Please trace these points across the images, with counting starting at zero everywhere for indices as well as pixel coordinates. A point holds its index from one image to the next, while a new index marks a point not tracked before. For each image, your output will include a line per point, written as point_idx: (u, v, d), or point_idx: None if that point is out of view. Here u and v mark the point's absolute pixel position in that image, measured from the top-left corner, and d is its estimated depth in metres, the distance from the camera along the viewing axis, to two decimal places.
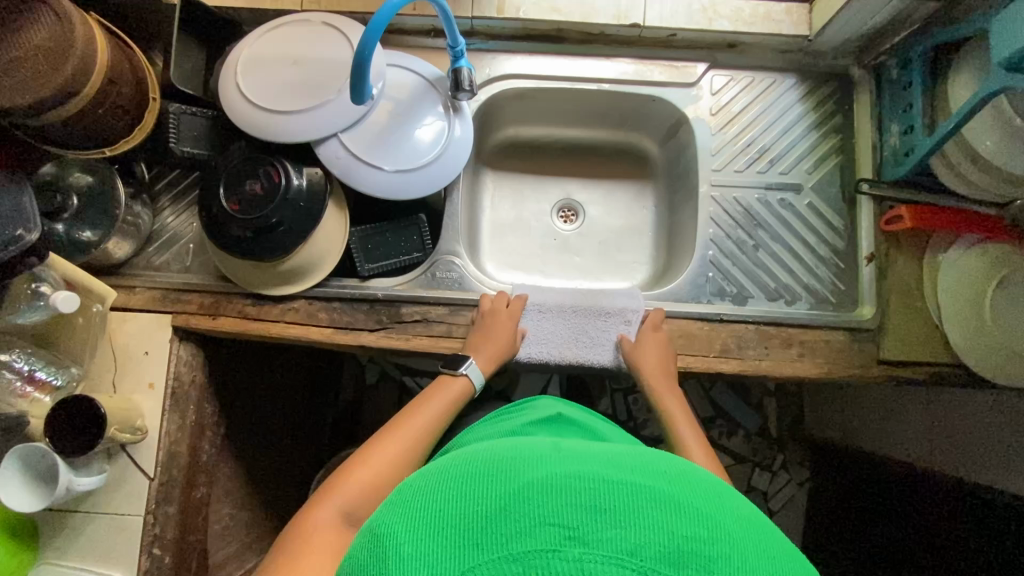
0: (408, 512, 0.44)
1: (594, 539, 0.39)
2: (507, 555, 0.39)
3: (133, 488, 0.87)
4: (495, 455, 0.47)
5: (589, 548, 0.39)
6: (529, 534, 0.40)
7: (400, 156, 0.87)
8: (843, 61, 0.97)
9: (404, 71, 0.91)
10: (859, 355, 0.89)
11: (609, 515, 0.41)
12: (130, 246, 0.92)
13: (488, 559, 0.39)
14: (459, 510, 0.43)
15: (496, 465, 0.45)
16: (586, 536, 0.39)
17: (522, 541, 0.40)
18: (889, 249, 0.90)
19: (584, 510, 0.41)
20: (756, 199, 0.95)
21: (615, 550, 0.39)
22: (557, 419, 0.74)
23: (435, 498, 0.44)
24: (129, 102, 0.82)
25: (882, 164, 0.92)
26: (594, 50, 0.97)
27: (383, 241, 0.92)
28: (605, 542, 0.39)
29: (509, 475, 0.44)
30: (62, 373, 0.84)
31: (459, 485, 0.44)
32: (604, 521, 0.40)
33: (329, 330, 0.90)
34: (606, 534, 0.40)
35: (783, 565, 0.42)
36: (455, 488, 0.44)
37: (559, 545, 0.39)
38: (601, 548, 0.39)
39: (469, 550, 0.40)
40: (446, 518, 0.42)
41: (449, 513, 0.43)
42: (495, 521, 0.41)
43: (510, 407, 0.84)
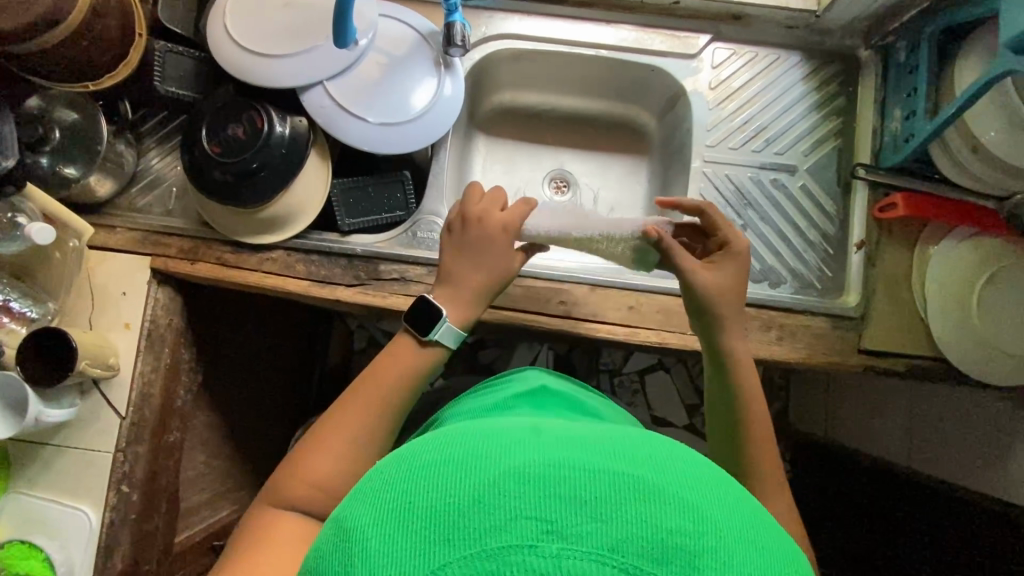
0: (372, 504, 0.39)
1: (575, 534, 0.35)
2: (479, 553, 0.34)
3: (104, 425, 0.88)
4: (467, 437, 0.42)
5: (569, 544, 0.34)
6: (503, 530, 0.35)
7: (387, 110, 0.86)
8: (851, 41, 0.93)
9: (396, 23, 0.89)
10: (840, 343, 0.87)
11: (591, 507, 0.36)
12: (112, 185, 0.91)
13: (458, 557, 0.35)
14: (426, 502, 0.37)
15: (467, 450, 0.40)
16: (565, 530, 0.35)
17: (497, 537, 0.35)
18: (880, 238, 0.88)
19: (564, 502, 0.36)
20: (749, 178, 0.92)
21: (598, 546, 0.34)
22: (544, 395, 0.70)
23: (402, 486, 0.39)
24: (116, 36, 0.81)
25: (881, 150, 0.89)
26: (594, 14, 0.94)
27: (366, 197, 0.91)
28: (585, 537, 0.35)
29: (484, 463, 0.39)
30: (38, 307, 0.85)
31: (425, 473, 0.39)
32: (586, 513, 0.35)
33: (306, 282, 0.89)
34: (588, 529, 0.35)
35: (781, 559, 0.38)
36: (424, 476, 0.39)
37: (535, 540, 0.34)
38: (583, 543, 0.34)
39: (436, 548, 0.35)
40: (413, 509, 0.37)
41: (413, 504, 0.37)
42: (465, 514, 0.36)
43: (497, 380, 0.81)
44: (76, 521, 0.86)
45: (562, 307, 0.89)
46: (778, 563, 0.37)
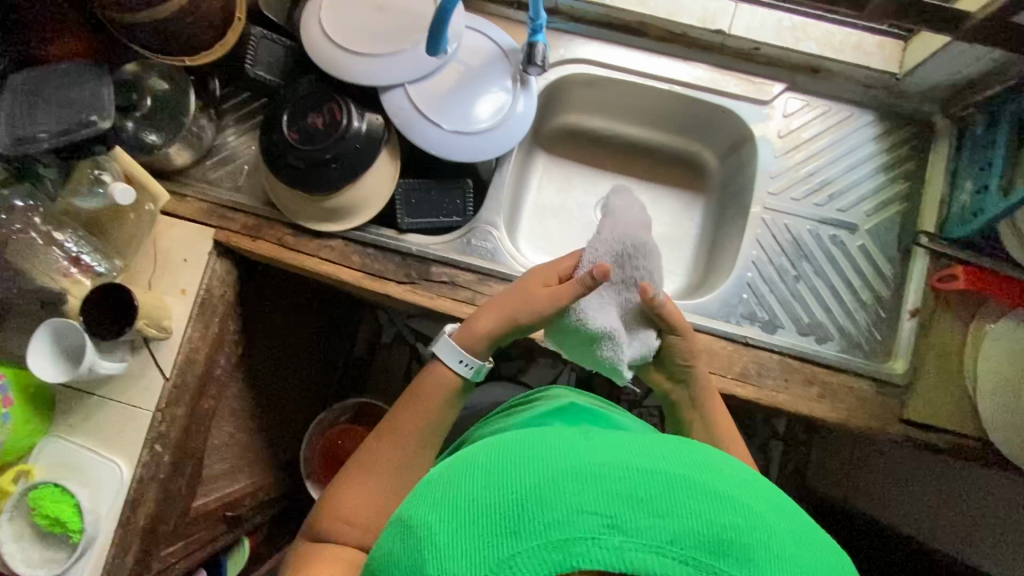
0: (440, 502, 0.43)
1: (632, 526, 0.39)
2: (547, 545, 0.39)
3: (148, 383, 0.91)
4: (521, 439, 0.46)
5: (629, 536, 0.38)
6: (566, 523, 0.39)
7: (460, 119, 0.88)
8: (928, 107, 0.92)
9: (481, 37, 0.91)
10: (882, 409, 0.86)
11: (646, 503, 0.40)
12: (189, 156, 0.95)
13: (528, 547, 0.39)
14: (491, 499, 0.41)
15: (522, 450, 0.44)
16: (624, 524, 0.39)
17: (561, 530, 0.39)
18: (935, 308, 0.87)
19: (618, 497, 0.40)
20: (807, 231, 0.92)
21: (654, 539, 0.38)
22: (573, 410, 0.71)
23: (467, 484, 0.43)
24: (216, 18, 0.84)
25: (947, 220, 0.88)
26: (673, 50, 0.95)
27: (427, 199, 0.93)
28: (643, 530, 0.39)
29: (541, 460, 0.43)
30: (106, 263, 0.89)
31: (487, 471, 0.44)
32: (641, 508, 0.40)
33: (359, 274, 0.91)
34: (644, 523, 0.39)
35: (818, 552, 0.42)
36: (486, 473, 0.43)
37: (597, 532, 0.38)
38: (641, 535, 0.38)
39: (506, 538, 0.39)
40: (480, 504, 0.42)
41: (478, 501, 0.42)
42: (528, 509, 0.40)
43: (519, 398, 0.83)
44: (108, 472, 0.89)
45: None
46: (813, 556, 0.42)
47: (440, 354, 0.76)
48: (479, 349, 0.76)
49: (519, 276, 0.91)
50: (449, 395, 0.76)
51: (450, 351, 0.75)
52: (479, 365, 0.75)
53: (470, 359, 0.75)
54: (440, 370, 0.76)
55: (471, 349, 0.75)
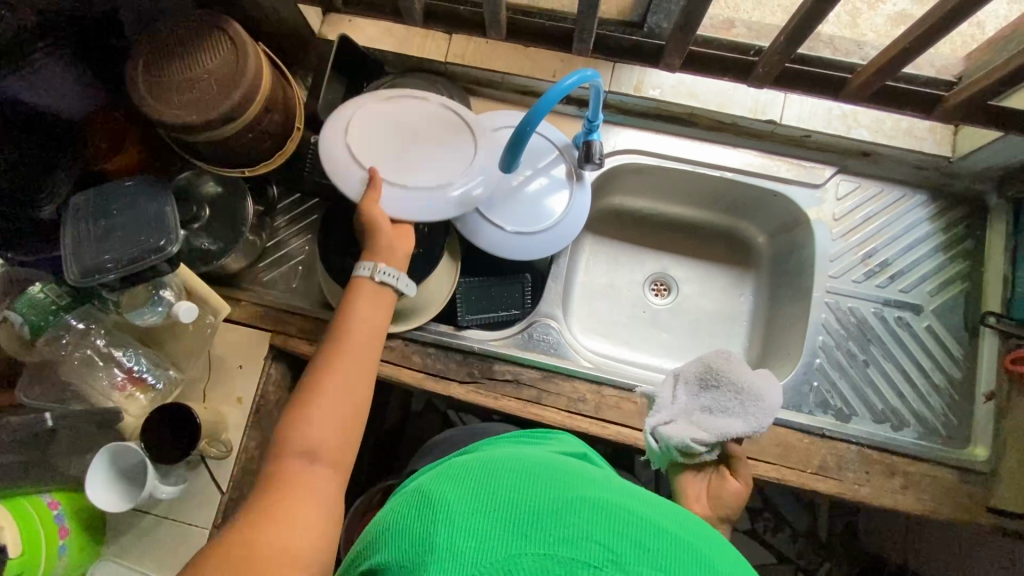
0: (463, 486, 0.44)
1: (634, 568, 0.38)
2: (551, 555, 0.38)
3: (204, 500, 0.87)
4: (555, 468, 0.46)
5: None
6: (573, 543, 0.38)
7: (521, 218, 0.88)
8: (980, 186, 0.93)
9: (536, 135, 0.92)
10: (967, 498, 0.84)
11: (654, 555, 0.39)
12: (244, 260, 0.94)
13: (533, 552, 0.38)
14: (511, 499, 0.41)
15: (548, 474, 0.45)
16: (624, 564, 0.38)
17: (568, 549, 0.38)
18: (1011, 390, 0.85)
19: (628, 539, 0.39)
20: (871, 313, 0.91)
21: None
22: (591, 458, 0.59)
23: (493, 482, 0.44)
24: (276, 129, 0.85)
25: (1012, 300, 0.88)
26: (722, 138, 0.96)
27: (486, 295, 0.93)
28: None
29: (568, 487, 0.43)
30: (161, 375, 0.86)
31: (515, 477, 0.44)
32: (646, 557, 0.38)
33: (420, 375, 0.90)
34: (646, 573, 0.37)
35: None
36: (513, 479, 0.44)
37: (599, 562, 0.37)
38: None
39: (514, 538, 0.39)
40: (498, 501, 0.41)
41: (499, 499, 0.42)
42: (543, 519, 0.40)
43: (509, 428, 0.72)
44: None
45: None
46: None
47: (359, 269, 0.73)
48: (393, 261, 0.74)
49: (584, 371, 0.90)
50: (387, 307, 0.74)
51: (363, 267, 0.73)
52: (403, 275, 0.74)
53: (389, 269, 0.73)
54: (365, 291, 0.73)
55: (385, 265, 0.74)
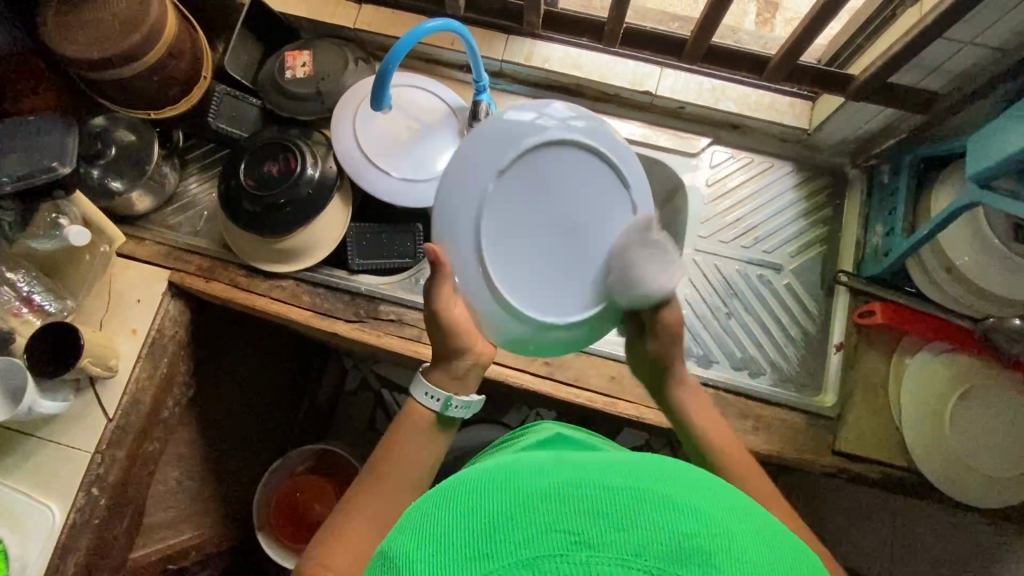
0: (418, 535, 0.38)
1: (600, 539, 0.33)
2: (513, 563, 0.33)
3: (90, 424, 0.90)
4: (503, 469, 0.42)
5: (596, 552, 0.32)
6: (533, 543, 0.33)
7: (410, 167, 0.95)
8: (839, 159, 1.01)
9: (431, 97, 0.99)
10: (815, 441, 0.89)
11: (617, 518, 0.34)
12: (150, 202, 0.99)
13: (495, 568, 0.33)
14: (465, 525, 0.36)
15: (499, 481, 0.39)
16: (590, 538, 0.33)
17: (528, 548, 0.33)
18: (859, 341, 0.92)
19: (587, 512, 0.34)
20: (735, 271, 0.99)
21: (621, 552, 0.32)
22: (563, 438, 0.65)
23: (441, 514, 0.39)
24: (182, 75, 0.93)
25: (862, 260, 0.95)
26: (607, 108, 1.04)
27: (378, 242, 0.98)
28: (610, 545, 0.33)
29: (517, 485, 0.38)
30: (56, 301, 0.91)
31: (462, 499, 0.39)
32: (611, 524, 0.34)
33: (308, 312, 0.94)
34: (614, 537, 0.33)
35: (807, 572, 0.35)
36: (460, 503, 0.39)
37: (564, 549, 0.33)
38: (610, 549, 0.33)
39: (470, 563, 0.34)
40: (448, 533, 0.36)
41: (455, 530, 0.37)
42: (500, 533, 0.35)
43: (512, 435, 0.74)
44: (37, 516, 0.86)
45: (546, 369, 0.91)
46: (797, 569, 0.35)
47: (410, 390, 0.64)
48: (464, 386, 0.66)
49: None
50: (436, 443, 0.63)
51: (419, 387, 0.64)
52: (449, 398, 0.63)
53: (437, 392, 0.63)
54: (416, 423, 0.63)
55: (435, 378, 0.64)
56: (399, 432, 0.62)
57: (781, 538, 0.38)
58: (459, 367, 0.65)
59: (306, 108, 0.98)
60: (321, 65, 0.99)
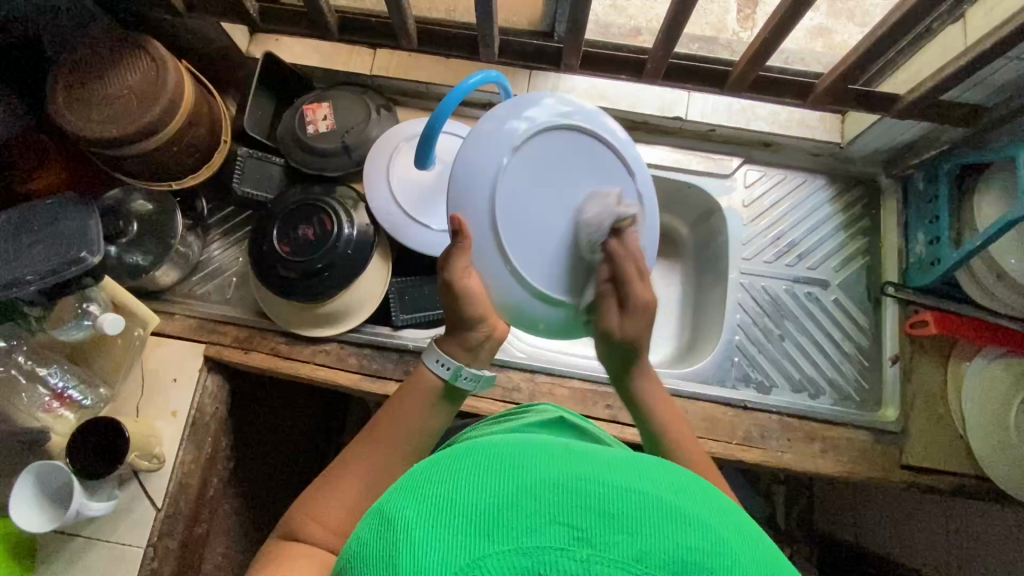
0: (415, 495, 0.36)
1: (606, 540, 0.32)
2: (513, 550, 0.32)
3: (139, 518, 0.85)
4: (505, 442, 0.39)
5: (598, 552, 0.31)
6: (533, 529, 0.32)
7: (447, 217, 0.92)
8: (871, 169, 1.02)
9: (459, 140, 0.96)
10: (883, 458, 0.88)
11: (622, 520, 0.33)
12: (176, 274, 0.94)
13: (496, 550, 0.32)
14: (466, 494, 0.34)
15: (504, 453, 0.37)
16: (591, 536, 0.32)
17: (528, 537, 0.32)
18: (913, 353, 0.92)
19: (593, 508, 0.33)
20: (784, 291, 0.98)
21: (624, 557, 0.31)
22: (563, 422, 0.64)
23: (441, 479, 0.36)
24: (202, 141, 0.89)
25: (907, 270, 0.95)
26: (636, 136, 1.02)
27: (420, 295, 0.94)
28: (614, 547, 0.32)
29: (519, 464, 0.35)
30: (90, 393, 0.86)
31: (462, 468, 0.36)
32: (614, 525, 0.32)
33: (356, 376, 0.91)
34: (617, 539, 0.32)
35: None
36: (463, 470, 0.36)
37: (566, 544, 0.32)
38: (612, 552, 0.32)
39: (470, 540, 0.32)
40: (448, 504, 0.34)
41: (451, 494, 0.35)
42: (504, 512, 0.33)
43: (510, 411, 0.74)
44: None
45: (607, 411, 0.90)
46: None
47: (425, 356, 0.65)
48: (474, 359, 0.66)
49: (517, 361, 0.93)
50: (442, 402, 0.64)
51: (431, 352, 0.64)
52: (459, 369, 0.63)
53: (448, 360, 0.64)
54: (423, 384, 0.64)
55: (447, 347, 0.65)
56: (408, 391, 0.63)
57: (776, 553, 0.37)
58: (471, 340, 0.64)
59: (333, 163, 0.95)
60: (344, 117, 0.96)
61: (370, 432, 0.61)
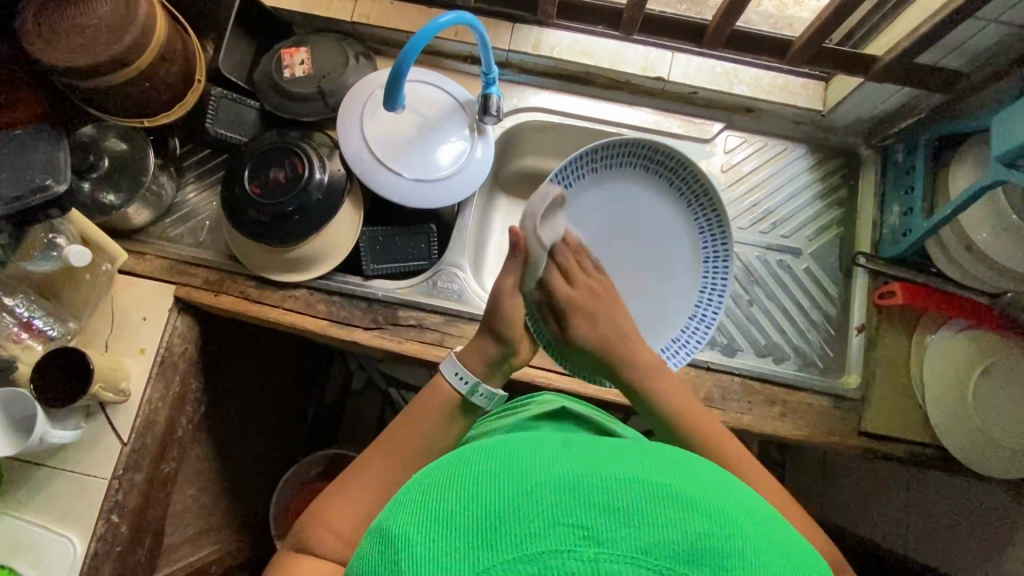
0: (418, 513, 0.38)
1: (610, 536, 0.35)
2: (522, 556, 0.34)
3: (104, 450, 0.87)
4: (510, 452, 0.42)
5: (605, 548, 0.34)
6: (542, 535, 0.35)
7: (421, 167, 0.92)
8: (852, 139, 1.01)
9: (437, 90, 0.96)
10: (841, 423, 0.89)
11: (624, 513, 0.36)
12: (148, 214, 0.94)
13: (503, 560, 0.34)
14: (474, 509, 0.37)
15: (504, 467, 0.40)
16: (599, 534, 0.35)
17: (536, 542, 0.35)
18: (880, 323, 0.92)
19: (596, 507, 0.36)
20: (756, 257, 0.99)
21: (629, 549, 0.34)
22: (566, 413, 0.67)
23: (446, 495, 0.39)
24: (175, 80, 0.88)
25: (880, 241, 0.95)
26: (617, 96, 1.02)
27: (391, 244, 0.95)
28: (619, 541, 0.35)
29: (524, 471, 0.39)
30: (57, 326, 0.86)
31: (468, 483, 0.39)
32: (617, 518, 0.36)
33: (324, 322, 0.91)
34: (621, 532, 0.35)
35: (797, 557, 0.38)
36: (470, 484, 0.39)
37: (573, 544, 0.34)
38: (618, 546, 0.34)
39: (481, 551, 0.35)
40: (455, 517, 0.37)
41: (460, 509, 0.37)
42: (510, 520, 0.36)
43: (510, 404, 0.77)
44: (60, 549, 0.83)
45: None
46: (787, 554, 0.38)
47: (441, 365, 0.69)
48: (488, 376, 0.71)
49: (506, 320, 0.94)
50: (453, 414, 0.67)
51: (451, 367, 0.68)
52: (476, 383, 0.67)
53: (465, 373, 0.68)
54: (440, 396, 0.67)
55: (467, 362, 0.69)
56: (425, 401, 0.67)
57: (772, 524, 0.40)
58: (490, 356, 0.70)
59: (308, 108, 0.94)
60: (321, 62, 0.95)
61: (381, 442, 0.64)
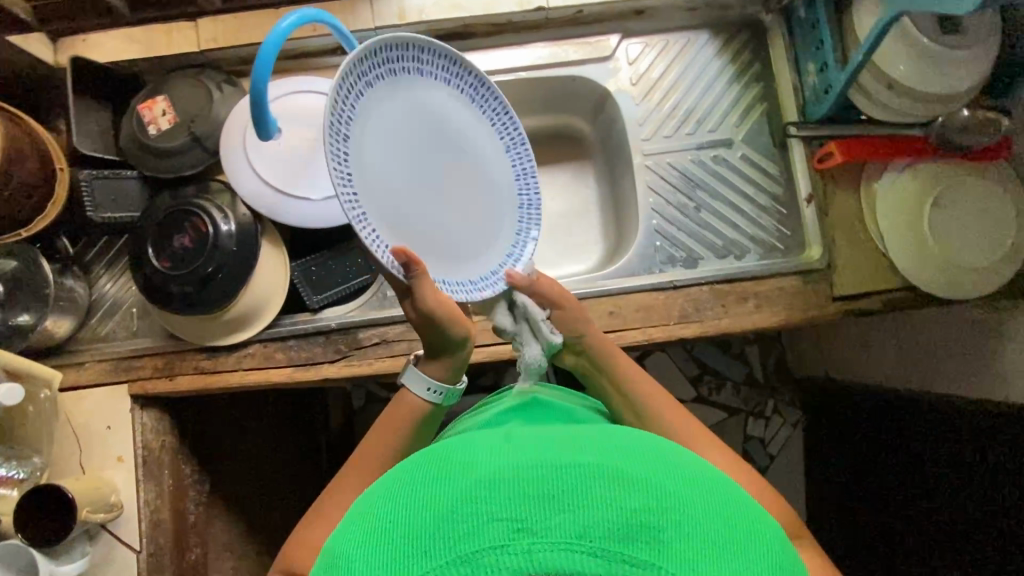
0: (363, 533, 0.41)
1: (543, 527, 0.37)
2: (457, 558, 0.36)
3: (122, 564, 0.86)
4: (451, 455, 0.44)
5: (539, 538, 0.36)
6: (475, 533, 0.37)
7: (324, 183, 0.85)
8: (752, 8, 0.96)
9: (315, 96, 0.88)
10: (815, 296, 0.90)
11: (557, 501, 0.38)
12: (70, 322, 0.89)
13: (437, 565, 0.36)
14: (410, 518, 0.39)
15: (440, 473, 0.42)
16: (530, 524, 0.37)
17: (470, 543, 0.37)
18: (825, 188, 0.92)
19: (533, 500, 0.38)
20: (690, 161, 0.96)
21: (565, 535, 0.36)
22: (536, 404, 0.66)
23: (389, 509, 0.41)
24: (36, 177, 0.80)
25: (806, 104, 0.93)
26: (504, 40, 0.95)
27: (328, 271, 0.90)
28: (554, 529, 0.37)
29: (460, 473, 0.41)
30: (23, 466, 0.81)
31: (408, 493, 0.42)
32: (551, 508, 0.38)
33: (289, 369, 0.89)
34: (555, 521, 0.37)
35: (732, 519, 0.41)
36: (410, 494, 0.41)
37: (507, 539, 0.36)
38: (552, 534, 0.36)
39: (420, 557, 0.37)
40: (393, 529, 0.39)
41: (398, 520, 0.40)
42: (444, 523, 0.38)
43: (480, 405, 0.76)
44: None
45: None
46: (718, 514, 0.40)
47: (409, 385, 0.65)
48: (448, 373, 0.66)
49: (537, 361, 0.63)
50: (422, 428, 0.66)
51: (419, 381, 0.64)
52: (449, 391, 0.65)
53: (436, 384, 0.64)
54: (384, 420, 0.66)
55: (435, 373, 0.65)
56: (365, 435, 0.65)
57: (707, 481, 0.43)
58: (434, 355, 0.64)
59: (187, 160, 0.87)
60: (183, 106, 0.87)
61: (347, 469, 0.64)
